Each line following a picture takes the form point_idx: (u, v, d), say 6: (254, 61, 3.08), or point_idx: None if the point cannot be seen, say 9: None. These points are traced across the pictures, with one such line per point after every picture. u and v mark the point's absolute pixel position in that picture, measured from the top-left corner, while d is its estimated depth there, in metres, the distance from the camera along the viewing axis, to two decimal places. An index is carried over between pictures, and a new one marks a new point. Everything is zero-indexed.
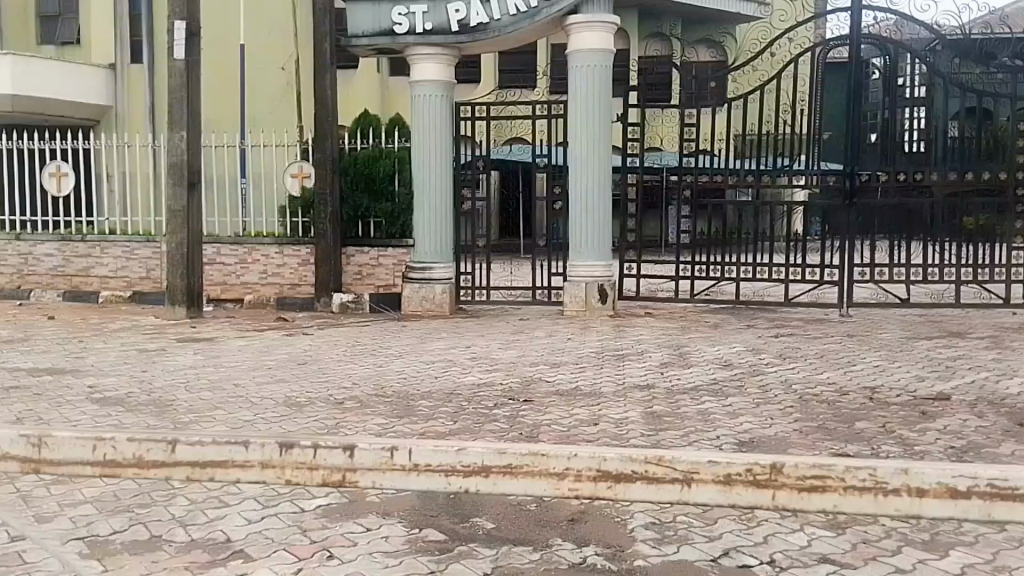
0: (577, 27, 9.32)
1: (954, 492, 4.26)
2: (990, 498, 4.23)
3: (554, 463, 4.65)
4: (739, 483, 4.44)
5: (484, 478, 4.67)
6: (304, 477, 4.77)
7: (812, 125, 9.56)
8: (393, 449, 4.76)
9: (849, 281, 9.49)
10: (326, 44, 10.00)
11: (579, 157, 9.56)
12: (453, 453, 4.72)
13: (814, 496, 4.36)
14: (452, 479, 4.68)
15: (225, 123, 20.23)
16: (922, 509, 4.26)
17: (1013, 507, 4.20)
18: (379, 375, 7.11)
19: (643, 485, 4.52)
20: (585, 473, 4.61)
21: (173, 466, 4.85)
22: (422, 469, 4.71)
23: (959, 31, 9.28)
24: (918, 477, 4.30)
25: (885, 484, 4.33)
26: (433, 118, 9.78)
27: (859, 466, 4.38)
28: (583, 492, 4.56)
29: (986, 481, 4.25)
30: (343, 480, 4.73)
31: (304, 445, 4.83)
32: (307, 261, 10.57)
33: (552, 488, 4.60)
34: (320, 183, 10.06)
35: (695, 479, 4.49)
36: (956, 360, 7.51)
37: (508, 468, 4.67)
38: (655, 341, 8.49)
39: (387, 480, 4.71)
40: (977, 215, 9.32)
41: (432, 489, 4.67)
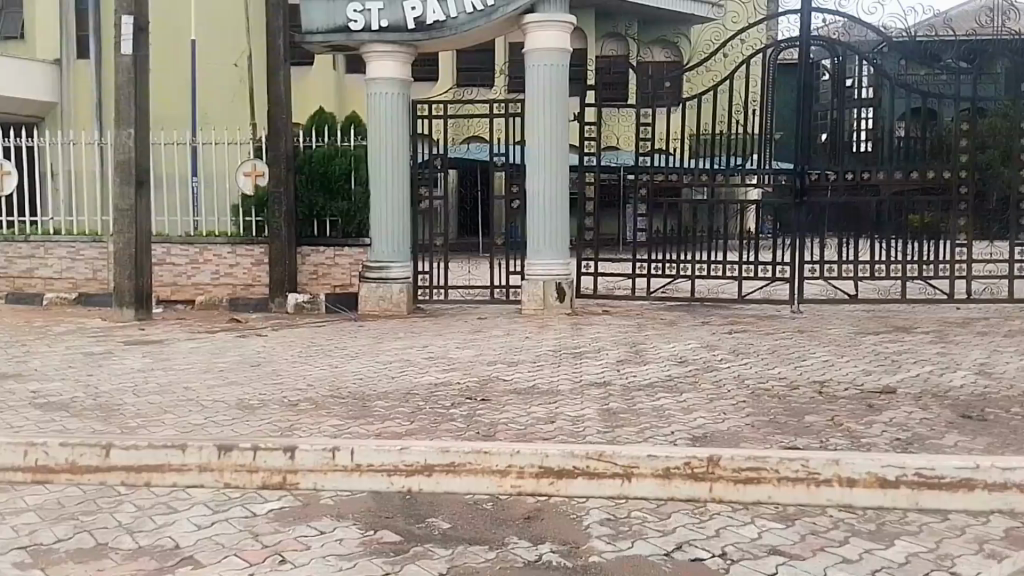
0: (533, 26, 9.34)
1: (883, 481, 4.39)
2: (917, 487, 4.36)
3: (496, 460, 4.68)
4: (678, 476, 4.53)
5: (427, 477, 4.66)
6: (243, 480, 4.71)
7: (765, 126, 9.73)
8: (335, 450, 4.74)
9: (800, 278, 9.68)
10: (279, 41, 9.85)
11: (536, 157, 9.58)
12: (396, 452, 4.72)
13: (749, 487, 4.45)
14: (394, 479, 4.67)
15: (176, 120, 19.83)
16: (854, 499, 4.38)
17: (941, 496, 4.35)
18: (334, 375, 7.05)
19: (585, 480, 4.59)
20: (527, 470, 4.65)
21: (113, 470, 4.76)
22: (364, 469, 4.69)
23: (906, 33, 9.43)
24: (849, 467, 4.43)
25: (817, 475, 4.45)
26: (389, 117, 9.71)
27: (793, 457, 4.50)
28: (525, 489, 4.59)
29: (914, 470, 4.39)
30: (284, 481, 4.68)
31: (244, 447, 4.78)
32: (260, 261, 10.41)
33: (496, 485, 4.62)
34: (274, 181, 9.92)
35: (634, 474, 4.56)
36: (902, 354, 7.72)
37: (450, 466, 4.68)
38: (612, 339, 8.56)
39: (330, 481, 4.67)
40: (923, 213, 9.55)
41: (375, 490, 4.64)
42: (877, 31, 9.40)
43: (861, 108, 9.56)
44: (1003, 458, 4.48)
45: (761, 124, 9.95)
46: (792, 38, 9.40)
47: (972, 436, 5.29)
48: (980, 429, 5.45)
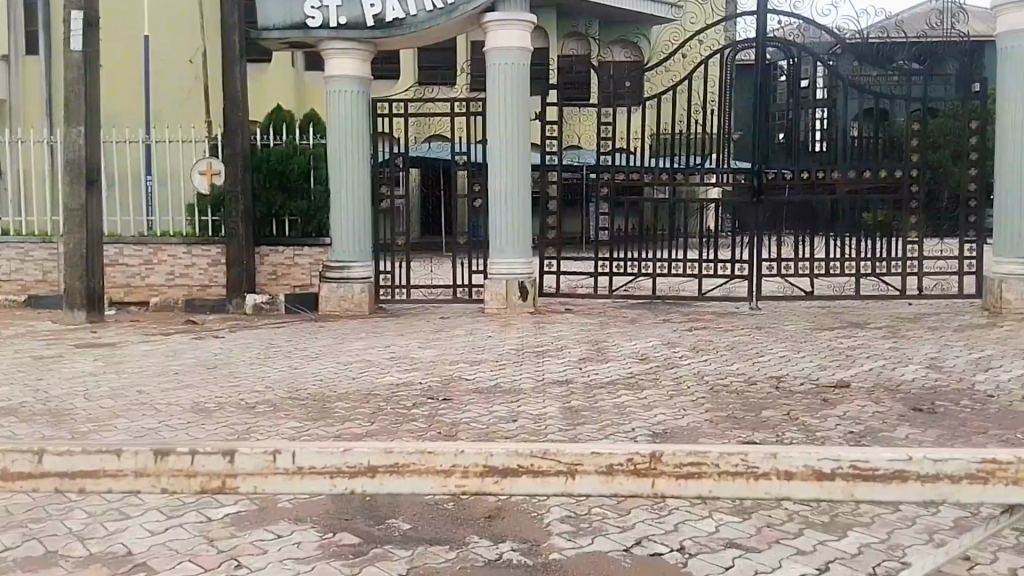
0: (493, 24, 9.34)
1: None
2: None
3: (441, 460, 4.67)
4: None
5: (371, 478, 4.63)
6: (179, 485, 4.61)
7: (724, 126, 9.87)
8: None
9: (758, 275, 9.83)
10: (234, 38, 9.71)
11: (498, 155, 9.57)
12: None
13: None
14: (338, 481, 4.62)
15: (129, 118, 19.48)
16: (790, 491, 4.43)
17: None
18: (294, 377, 6.98)
19: (529, 479, 4.38)
20: None
21: (46, 477, 4.46)
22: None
23: (858, 35, 9.62)
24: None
25: None
26: (348, 114, 9.62)
27: (732, 451, 4.57)
28: (468, 489, 4.58)
29: None
30: (223, 485, 4.61)
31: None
32: (217, 261, 10.25)
33: (438, 486, 4.59)
34: (230, 181, 9.79)
35: None
36: (856, 349, 7.89)
37: None
38: (574, 337, 8.60)
39: (272, 484, 4.61)
40: (876, 211, 9.74)
41: (317, 492, 4.59)
42: (831, 33, 9.59)
43: (816, 108, 9.74)
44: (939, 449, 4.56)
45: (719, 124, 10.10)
46: (749, 40, 9.53)
47: (923, 429, 5.41)
48: (930, 421, 5.58)
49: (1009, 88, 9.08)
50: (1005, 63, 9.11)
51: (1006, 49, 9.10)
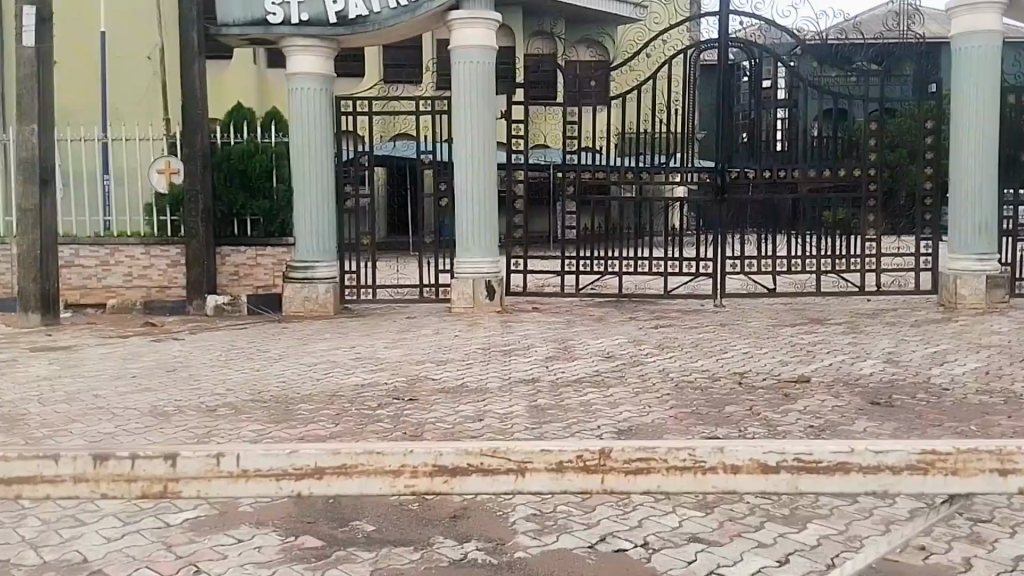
0: (457, 22, 9.32)
1: (765, 467, 4.53)
2: (797, 472, 4.50)
3: (389, 461, 4.65)
4: (570, 470, 4.59)
5: (318, 480, 4.60)
6: (120, 490, 4.53)
7: (688, 126, 9.96)
8: (219, 455, 4.65)
9: (723, 273, 9.93)
10: (193, 34, 9.57)
11: (463, 153, 9.55)
12: (284, 456, 4.65)
13: (639, 478, 4.53)
14: (283, 483, 4.58)
15: (85, 117, 19.10)
16: (737, 485, 4.48)
17: (819, 479, 4.47)
18: (257, 379, 6.90)
19: (479, 477, 4.59)
20: (420, 469, 4.62)
21: None
22: (251, 475, 4.60)
23: (818, 37, 9.77)
24: (732, 454, 4.56)
25: (703, 463, 4.56)
26: (311, 112, 9.53)
27: (680, 447, 4.61)
28: (418, 489, 4.56)
29: (793, 456, 4.54)
30: (165, 489, 4.53)
31: (121, 456, 4.63)
32: (176, 262, 10.08)
33: (386, 486, 4.58)
34: (189, 180, 9.65)
35: (528, 468, 4.59)
36: (816, 344, 8.01)
37: (341, 469, 4.62)
38: (541, 336, 8.62)
39: (214, 489, 4.55)
40: (836, 209, 9.91)
41: (261, 496, 4.55)
42: (791, 35, 9.73)
43: (778, 108, 9.89)
44: (880, 442, 4.64)
45: (683, 124, 10.18)
46: (711, 40, 9.61)
47: (880, 422, 5.51)
48: (887, 414, 5.68)
49: (962, 89, 9.29)
50: (959, 63, 9.30)
51: (959, 50, 9.30)
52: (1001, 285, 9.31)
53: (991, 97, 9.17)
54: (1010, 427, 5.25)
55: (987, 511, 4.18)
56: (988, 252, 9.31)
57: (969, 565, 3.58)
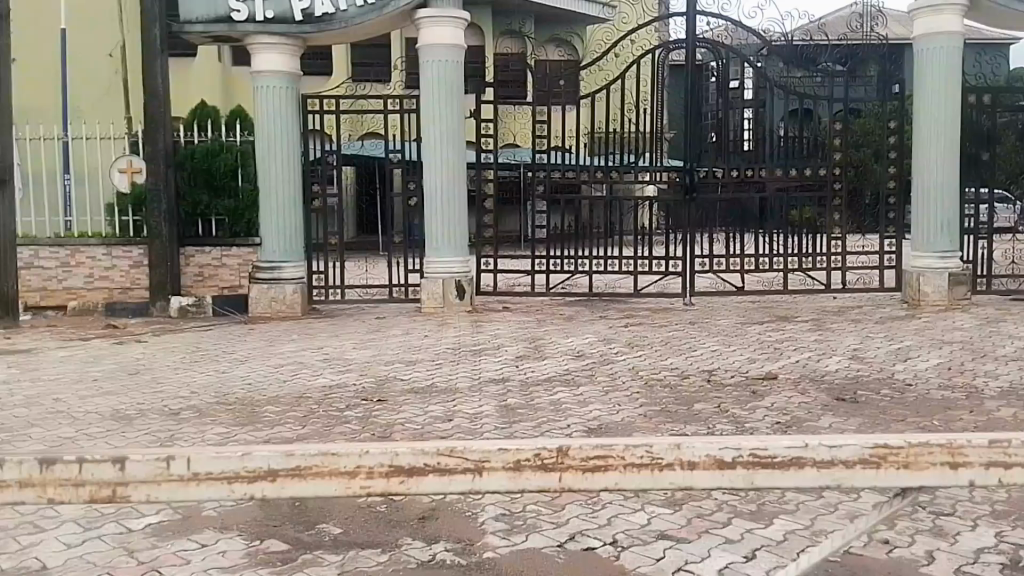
0: (425, 21, 9.27)
1: (721, 463, 4.54)
2: (752, 467, 4.53)
3: (343, 462, 4.57)
4: (528, 468, 4.57)
5: (270, 483, 4.52)
6: (69, 495, 4.44)
7: (657, 126, 10.01)
8: (168, 459, 4.53)
9: (692, 272, 10.01)
10: (155, 32, 9.42)
11: (432, 152, 9.50)
12: (235, 459, 4.56)
13: (596, 475, 4.53)
14: (236, 487, 4.50)
15: (44, 117, 18.75)
16: (695, 481, 4.50)
17: (773, 475, 4.52)
18: (222, 381, 6.80)
19: (434, 477, 4.55)
20: (376, 470, 4.56)
21: None
22: (201, 478, 4.51)
23: (784, 38, 9.87)
24: (689, 450, 4.56)
25: (660, 460, 4.56)
26: (276, 111, 9.43)
27: (637, 444, 4.59)
28: (373, 490, 4.52)
29: (748, 451, 4.56)
30: (113, 494, 4.44)
31: (67, 460, 4.51)
32: (139, 263, 9.91)
33: (342, 488, 4.53)
34: (152, 179, 9.51)
35: (485, 467, 4.57)
36: (784, 342, 8.09)
37: (295, 471, 4.56)
38: (511, 335, 8.61)
39: (165, 492, 4.46)
40: (802, 208, 10.01)
41: (211, 499, 4.47)
42: (757, 35, 9.82)
43: (745, 108, 9.99)
44: (834, 436, 4.67)
45: (652, 123, 10.24)
46: (679, 40, 9.66)
47: (846, 417, 5.57)
48: (852, 410, 5.75)
49: (924, 90, 9.45)
50: (920, 65, 9.49)
51: (921, 52, 9.47)
52: (963, 282, 9.49)
53: (953, 97, 9.32)
54: (972, 422, 5.33)
55: (949, 504, 4.24)
56: (950, 249, 9.48)
57: (932, 558, 3.63)
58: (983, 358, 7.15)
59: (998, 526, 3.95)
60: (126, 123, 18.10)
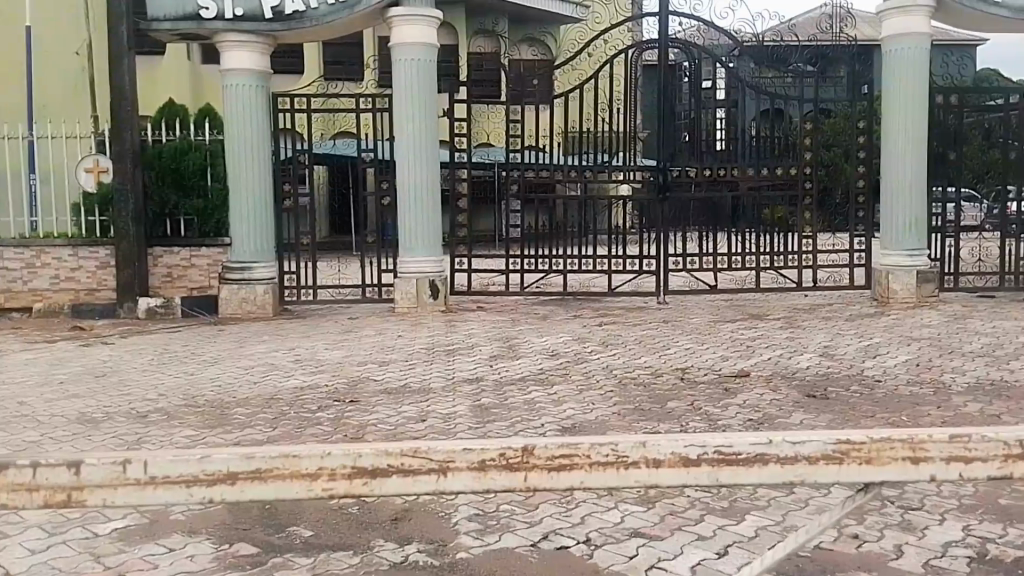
0: (397, 19, 9.22)
1: (687, 460, 4.51)
2: (718, 464, 4.51)
3: (304, 464, 4.46)
4: (493, 468, 4.50)
5: (230, 486, 4.40)
6: (25, 500, 4.34)
7: (630, 126, 10.03)
8: (126, 463, 4.37)
9: (665, 270, 10.05)
10: (122, 30, 9.27)
11: (404, 150, 9.45)
12: (196, 461, 4.40)
13: (562, 474, 4.49)
14: (196, 490, 4.38)
15: (9, 117, 18.38)
16: (660, 478, 4.51)
17: (738, 471, 4.51)
18: (192, 383, 6.70)
19: (397, 479, 4.47)
20: (338, 472, 4.46)
21: None
22: (160, 482, 4.35)
23: (755, 38, 9.95)
24: (655, 449, 4.52)
25: (626, 458, 4.50)
26: (246, 109, 9.33)
27: (603, 442, 4.53)
28: (335, 492, 4.46)
29: (714, 448, 4.53)
30: (69, 499, 4.33)
31: (20, 464, 4.35)
32: (106, 263, 9.75)
33: (303, 490, 4.45)
34: (120, 178, 9.38)
35: (449, 468, 4.48)
36: (756, 339, 8.16)
37: (256, 472, 4.43)
38: (485, 335, 8.58)
39: (121, 496, 4.34)
40: (774, 208, 10.11)
41: (172, 503, 4.38)
42: (729, 36, 9.88)
43: (717, 108, 10.05)
44: (796, 432, 4.66)
45: (625, 123, 10.26)
46: (652, 40, 9.70)
47: (816, 414, 5.63)
48: (822, 407, 5.80)
49: (893, 90, 9.57)
50: (888, 65, 9.61)
51: (890, 52, 9.59)
52: (931, 279, 9.63)
53: (920, 96, 9.45)
54: (940, 417, 5.41)
55: (917, 499, 4.29)
56: (918, 247, 9.61)
57: (900, 552, 3.67)
58: (950, 354, 7.26)
59: (965, 519, 4.01)
60: (93, 122, 17.79)
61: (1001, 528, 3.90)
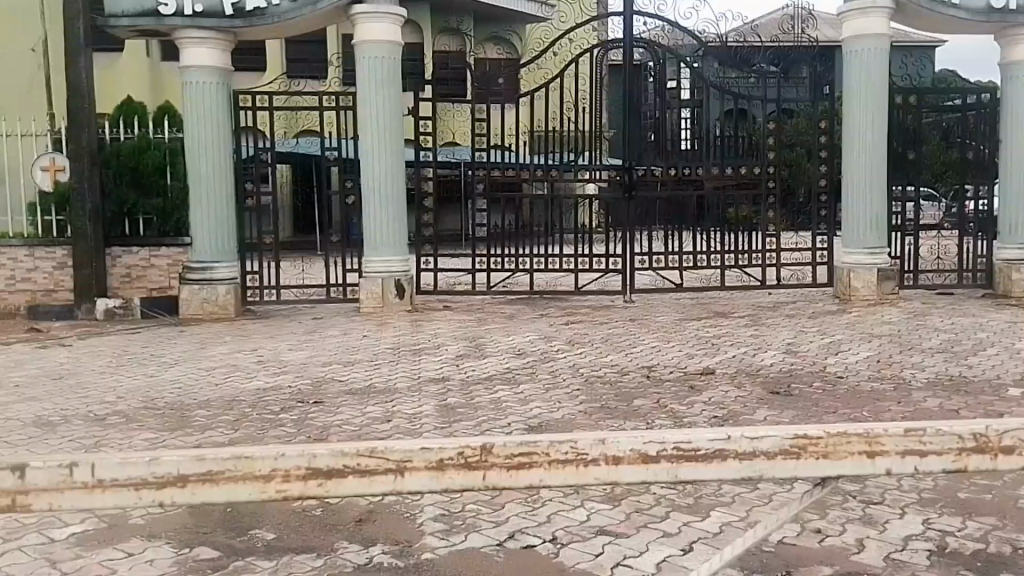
0: (360, 17, 9.12)
1: (646, 457, 4.58)
2: (676, 460, 4.57)
3: (258, 466, 4.43)
4: (451, 467, 4.51)
5: (181, 488, 4.35)
6: None
7: (596, 126, 10.04)
8: (72, 466, 4.34)
9: (632, 269, 10.08)
10: (78, 26, 9.04)
11: (368, 149, 9.36)
12: (145, 464, 4.37)
13: (521, 473, 4.49)
14: (143, 493, 4.32)
15: None
16: (619, 476, 4.53)
17: (696, 468, 4.56)
18: (152, 385, 6.56)
19: (355, 479, 4.44)
20: (293, 473, 4.43)
21: None
22: (107, 485, 4.32)
23: (719, 40, 10.02)
24: (614, 446, 4.59)
25: (585, 455, 4.56)
26: (206, 106, 9.16)
27: (563, 440, 4.58)
28: (291, 493, 4.38)
29: (672, 445, 4.60)
30: (14, 503, 4.23)
31: None
32: (63, 264, 9.51)
33: (257, 492, 4.37)
34: (76, 176, 9.13)
35: (408, 467, 4.49)
36: (721, 337, 8.22)
37: (207, 475, 4.39)
38: (451, 334, 8.53)
39: (68, 501, 4.27)
40: (739, 208, 10.20)
41: (126, 508, 4.27)
42: (693, 36, 9.95)
43: (682, 108, 10.11)
44: (757, 427, 4.74)
45: (591, 122, 10.27)
46: (617, 39, 9.71)
47: (779, 410, 5.68)
48: (786, 403, 5.85)
49: (854, 90, 9.70)
50: (850, 65, 9.73)
51: (851, 53, 9.73)
52: (891, 277, 9.79)
53: (881, 96, 9.59)
54: (900, 413, 5.49)
55: (878, 493, 4.34)
56: (879, 245, 9.75)
57: (861, 546, 3.71)
58: (910, 351, 7.38)
59: (925, 513, 4.06)
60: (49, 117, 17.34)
61: (960, 521, 3.96)
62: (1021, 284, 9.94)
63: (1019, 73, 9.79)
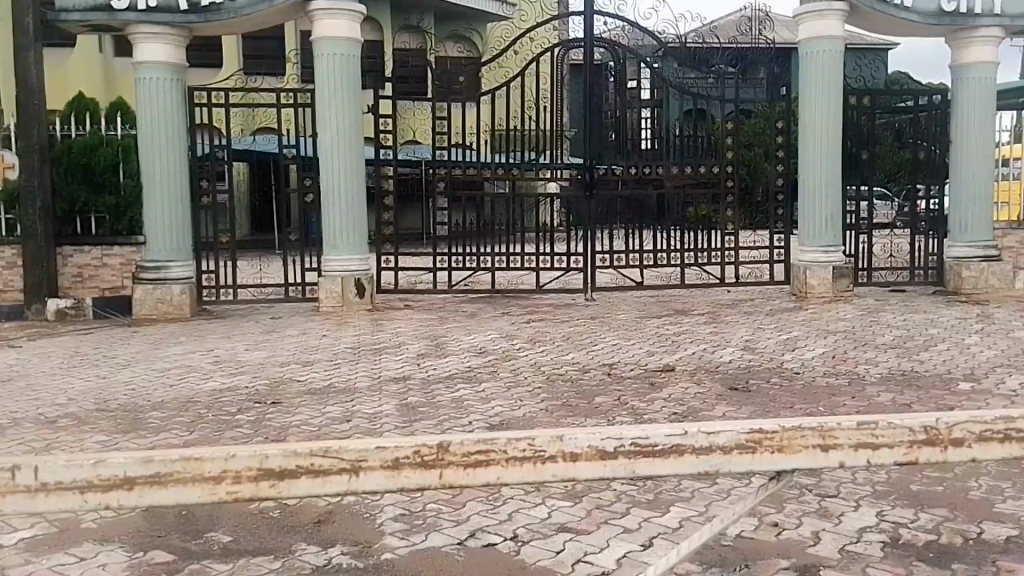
0: (318, 13, 8.99)
1: (603, 453, 4.56)
2: (634, 457, 4.58)
3: (210, 467, 4.31)
4: (407, 466, 4.44)
5: (128, 491, 4.23)
6: None
7: (557, 124, 10.04)
8: (15, 469, 4.18)
9: (593, 268, 10.11)
10: (27, 20, 8.77)
11: (327, 148, 9.25)
12: (90, 468, 4.23)
13: (478, 471, 4.48)
14: (90, 496, 4.19)
15: None
16: (576, 472, 4.54)
17: (654, 463, 4.59)
18: (104, 387, 6.38)
19: (308, 480, 4.36)
20: (244, 474, 4.33)
21: None
22: (52, 488, 4.16)
23: (678, 41, 10.10)
24: (571, 442, 4.55)
25: (543, 452, 4.54)
26: (160, 103, 8.96)
27: (519, 438, 4.55)
28: (242, 495, 4.30)
29: (631, 440, 4.60)
30: None
31: None
32: (11, 263, 9.20)
33: (208, 494, 4.28)
34: (24, 174, 8.88)
35: (363, 467, 4.41)
36: (681, 334, 8.31)
37: (155, 477, 4.26)
38: (412, 333, 8.47)
39: (12, 505, 4.14)
40: (699, 207, 10.29)
41: (76, 512, 4.15)
42: (652, 36, 10.02)
43: (642, 108, 10.18)
44: (712, 423, 4.76)
45: (552, 121, 10.26)
46: (578, 39, 9.71)
47: (737, 406, 5.75)
48: (744, 399, 5.93)
49: (810, 91, 9.86)
50: (806, 65, 9.91)
51: (807, 55, 9.89)
52: (846, 274, 9.99)
53: (835, 97, 9.78)
54: (854, 407, 5.61)
55: (833, 486, 4.42)
56: (832, 244, 9.94)
57: (817, 539, 3.76)
58: (864, 347, 7.54)
59: (878, 505, 4.15)
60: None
61: (912, 513, 4.05)
62: (970, 281, 10.23)
63: (969, 74, 10.05)
